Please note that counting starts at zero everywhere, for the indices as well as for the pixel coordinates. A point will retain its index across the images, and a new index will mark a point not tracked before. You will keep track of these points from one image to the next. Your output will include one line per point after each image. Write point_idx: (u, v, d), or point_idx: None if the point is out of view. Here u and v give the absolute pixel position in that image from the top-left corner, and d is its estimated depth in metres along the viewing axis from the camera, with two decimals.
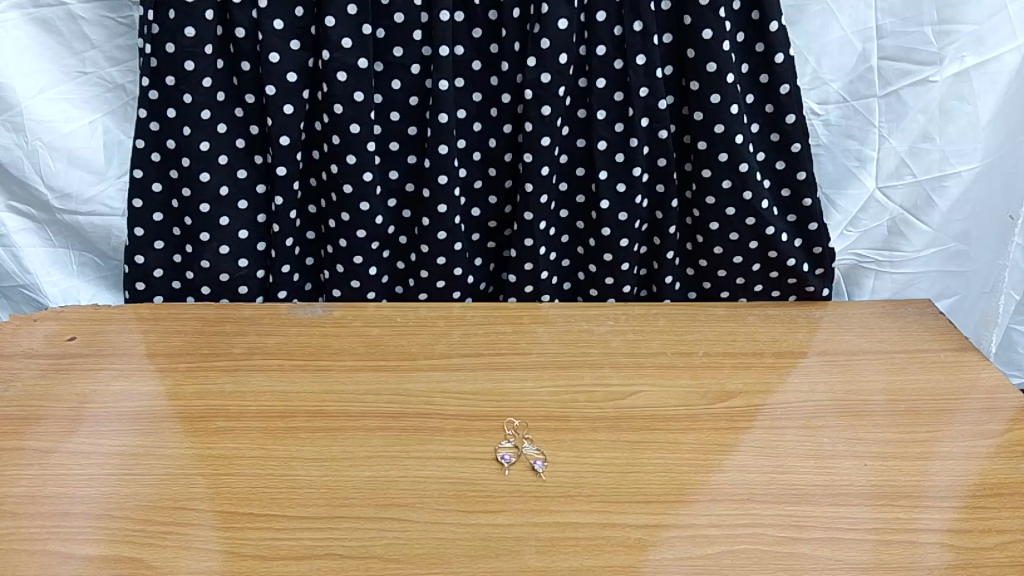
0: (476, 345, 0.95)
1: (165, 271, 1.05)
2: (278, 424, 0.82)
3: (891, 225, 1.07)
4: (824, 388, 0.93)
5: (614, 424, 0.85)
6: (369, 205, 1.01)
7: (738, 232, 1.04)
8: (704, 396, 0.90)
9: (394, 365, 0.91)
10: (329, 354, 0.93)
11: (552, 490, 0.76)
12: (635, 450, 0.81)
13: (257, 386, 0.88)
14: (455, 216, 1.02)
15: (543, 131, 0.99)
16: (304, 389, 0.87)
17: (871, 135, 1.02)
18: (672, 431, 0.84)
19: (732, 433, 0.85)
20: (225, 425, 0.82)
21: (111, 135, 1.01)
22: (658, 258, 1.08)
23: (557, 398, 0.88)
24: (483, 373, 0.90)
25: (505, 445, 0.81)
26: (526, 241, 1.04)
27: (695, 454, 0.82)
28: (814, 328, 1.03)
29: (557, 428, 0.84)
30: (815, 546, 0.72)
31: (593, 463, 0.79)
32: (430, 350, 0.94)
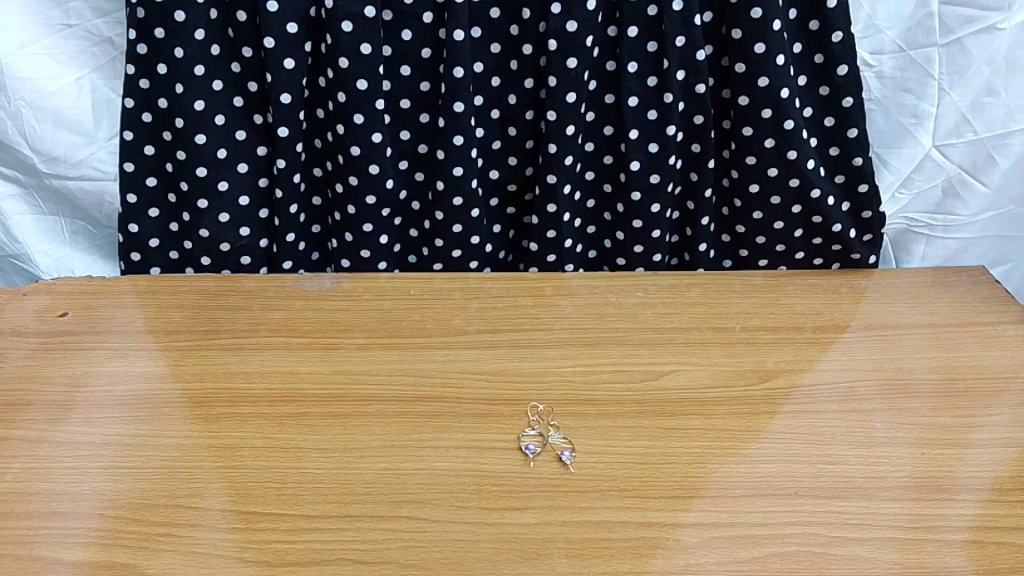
0: (495, 320, 0.88)
1: (161, 241, 0.97)
2: (284, 410, 0.76)
3: (946, 187, 0.99)
4: (872, 367, 0.85)
5: (646, 408, 0.78)
6: (379, 168, 0.93)
7: (780, 196, 0.95)
8: (744, 376, 0.83)
9: (407, 343, 0.85)
10: (336, 331, 0.86)
11: (581, 484, 0.70)
12: (670, 438, 0.75)
13: (260, 367, 0.81)
14: (472, 180, 0.94)
15: (567, 86, 0.90)
16: (311, 370, 0.81)
17: (929, 88, 0.93)
18: (710, 416, 0.78)
19: (776, 417, 0.78)
20: (226, 411, 0.76)
21: (99, 94, 0.94)
22: (692, 224, 1.00)
23: (583, 380, 0.81)
24: (503, 351, 0.84)
25: (528, 433, 0.74)
26: (548, 207, 0.97)
27: (734, 441, 0.75)
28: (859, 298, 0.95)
29: (584, 412, 0.77)
30: (872, 548, 0.66)
31: (625, 453, 0.73)
32: (446, 327, 0.87)
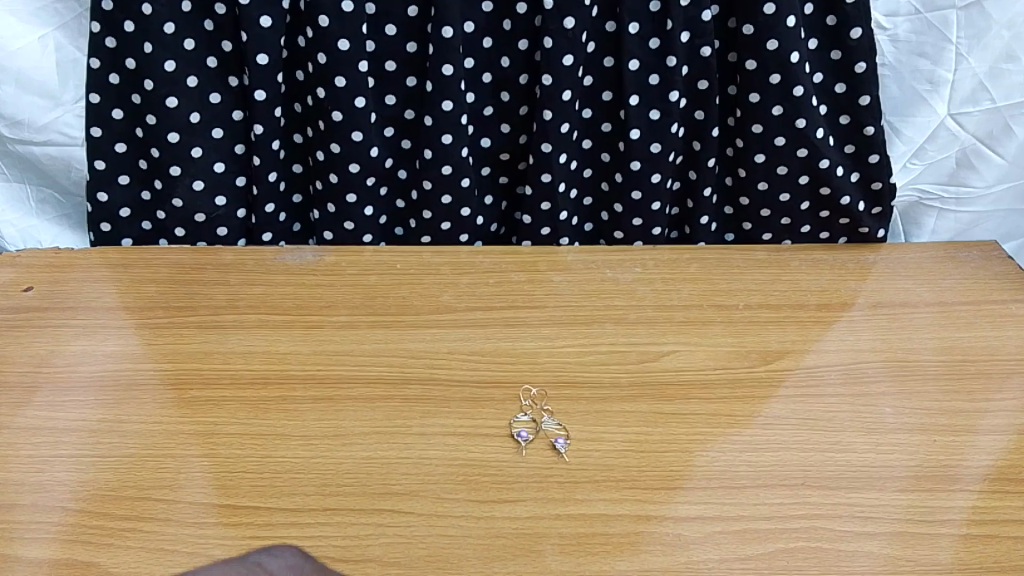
0: (485, 297, 0.83)
1: (133, 211, 0.92)
2: (260, 394, 0.71)
3: (960, 157, 0.94)
4: (882, 347, 0.81)
5: (644, 392, 0.74)
6: (362, 135, 0.88)
7: (787, 166, 0.91)
8: (748, 357, 0.79)
9: (392, 321, 0.80)
10: (318, 308, 0.81)
11: (577, 474, 0.66)
12: (670, 425, 0.71)
13: (236, 347, 0.77)
14: (462, 148, 0.89)
15: (564, 48, 0.85)
16: (289, 350, 0.76)
17: (946, 53, 0.88)
18: (713, 400, 0.74)
19: (782, 402, 0.74)
20: (198, 395, 0.71)
21: (64, 53, 0.88)
22: (693, 196, 0.95)
23: (578, 361, 0.77)
24: (494, 330, 0.79)
25: (520, 419, 0.70)
26: (543, 177, 0.91)
27: (737, 428, 0.71)
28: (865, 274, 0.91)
29: (578, 397, 0.73)
30: (884, 544, 0.62)
31: (623, 440, 0.69)
32: (434, 304, 0.82)
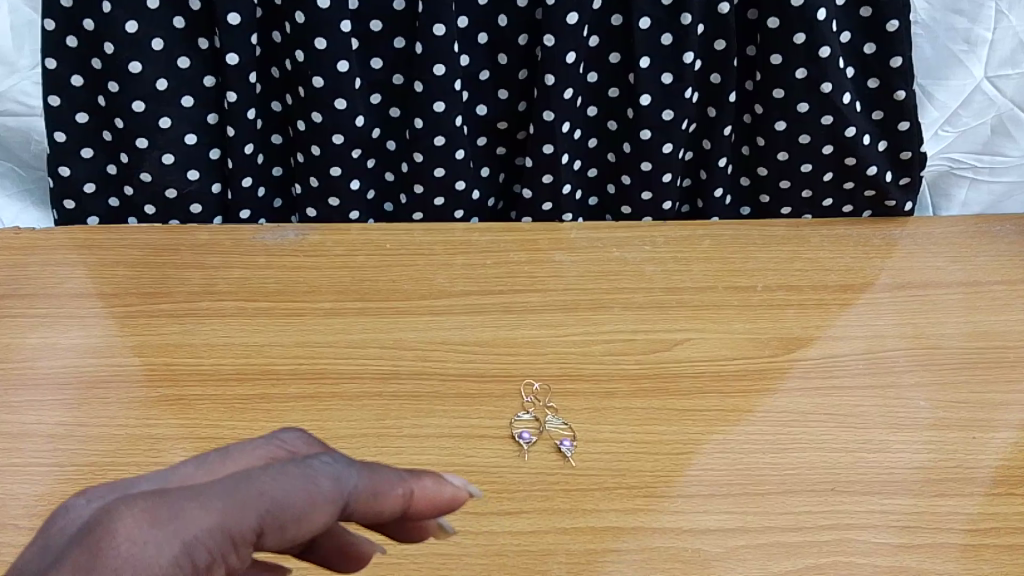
0: (481, 280, 0.77)
1: (98, 186, 0.85)
2: (239, 394, 0.65)
3: (996, 124, 0.88)
4: (914, 332, 0.75)
5: (656, 386, 0.68)
6: (347, 103, 0.80)
7: (809, 135, 0.84)
8: (769, 345, 0.73)
9: (382, 308, 0.73)
10: (300, 294, 0.75)
11: (584, 481, 0.60)
12: (685, 423, 0.65)
13: (211, 339, 0.70)
14: (456, 116, 0.82)
15: (568, 5, 0.77)
16: (269, 342, 0.70)
17: (986, 10, 0.81)
18: (732, 394, 0.68)
19: (807, 394, 0.68)
20: (169, 394, 0.65)
21: (19, 15, 0.79)
22: (707, 167, 0.88)
23: (584, 351, 0.70)
24: (493, 317, 0.73)
25: (522, 418, 0.64)
26: (544, 148, 0.84)
27: (759, 426, 0.65)
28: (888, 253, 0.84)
29: (584, 393, 0.67)
30: (923, 557, 0.57)
31: (635, 440, 0.63)
32: (426, 288, 0.76)
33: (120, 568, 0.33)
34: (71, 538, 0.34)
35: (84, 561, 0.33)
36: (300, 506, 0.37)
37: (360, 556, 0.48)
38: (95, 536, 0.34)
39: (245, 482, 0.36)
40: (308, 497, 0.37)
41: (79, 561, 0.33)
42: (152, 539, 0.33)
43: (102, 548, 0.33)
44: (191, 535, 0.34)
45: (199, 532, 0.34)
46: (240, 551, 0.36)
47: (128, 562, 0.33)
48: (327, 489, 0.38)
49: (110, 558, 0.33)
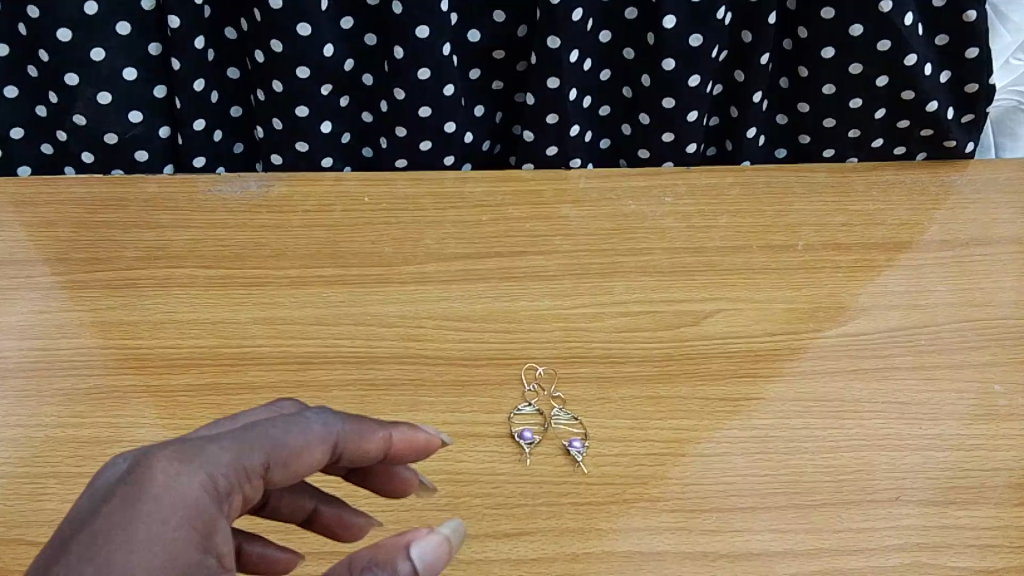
0: (475, 240, 0.65)
1: (27, 130, 0.75)
2: (188, 389, 0.55)
3: None
4: (984, 300, 0.64)
5: (684, 370, 0.57)
6: (313, 28, 0.68)
7: (861, 64, 0.71)
8: (816, 316, 0.61)
9: (358, 276, 0.63)
10: (262, 258, 0.64)
11: (599, 492, 0.50)
12: (719, 415, 0.54)
13: (156, 317, 0.59)
14: (444, 44, 0.69)
15: None
16: (223, 318, 0.59)
17: None
18: (773, 379, 0.57)
19: (861, 378, 0.57)
20: (104, 387, 0.55)
21: None
22: (738, 103, 0.76)
23: (598, 327, 0.60)
24: (490, 286, 0.62)
25: (523, 412, 0.54)
26: (549, 82, 0.72)
27: (808, 419, 0.55)
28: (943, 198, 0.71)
29: (598, 378, 0.56)
30: None
31: (658, 438, 0.53)
32: (410, 252, 0.64)
33: (159, 501, 0.33)
34: (102, 488, 0.34)
35: (124, 500, 0.33)
36: (300, 444, 0.38)
37: (360, 529, 0.46)
38: (128, 480, 0.33)
39: (254, 426, 0.37)
40: (306, 437, 0.38)
41: (118, 502, 0.33)
42: (186, 472, 0.34)
43: (140, 486, 0.33)
44: (218, 468, 0.34)
45: (224, 465, 0.35)
46: (256, 487, 0.36)
47: (165, 495, 0.33)
48: (321, 432, 0.39)
49: (149, 492, 0.33)
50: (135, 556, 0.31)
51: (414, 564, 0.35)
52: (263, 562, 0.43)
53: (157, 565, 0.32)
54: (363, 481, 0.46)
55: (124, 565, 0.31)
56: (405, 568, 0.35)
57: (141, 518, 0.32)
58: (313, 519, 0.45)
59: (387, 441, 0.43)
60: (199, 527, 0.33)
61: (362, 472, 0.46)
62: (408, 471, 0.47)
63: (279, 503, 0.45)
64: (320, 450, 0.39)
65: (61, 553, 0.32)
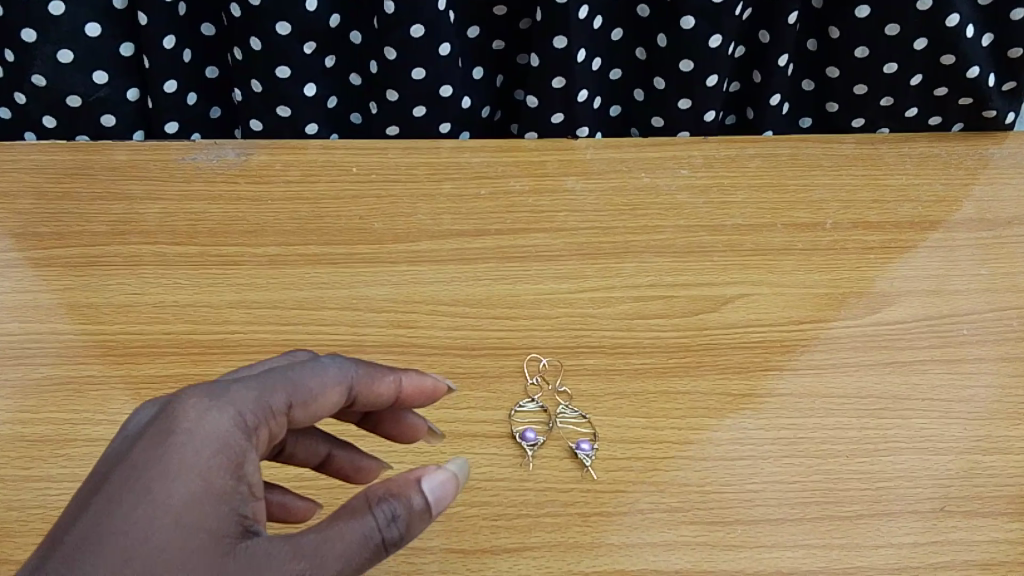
0: (473, 215, 0.59)
1: None
2: (154, 382, 0.50)
3: None
4: None
5: (703, 362, 0.51)
6: None
7: (900, 24, 0.66)
8: (849, 301, 0.56)
9: (344, 254, 0.57)
10: (238, 235, 0.58)
11: (610, 502, 0.45)
12: (743, 414, 0.49)
13: (120, 300, 0.54)
14: None
15: None
16: (194, 302, 0.54)
17: None
18: (802, 373, 0.51)
19: (898, 372, 0.52)
20: (60, 378, 0.50)
21: None
22: (761, 67, 0.70)
23: (608, 314, 0.54)
24: (489, 267, 0.56)
25: (526, 409, 0.49)
26: (555, 41, 0.66)
27: (841, 417, 0.49)
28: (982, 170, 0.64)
29: (608, 371, 0.51)
30: None
31: (675, 440, 0.47)
32: (401, 228, 0.58)
33: (190, 436, 0.32)
34: (134, 430, 0.33)
35: (155, 439, 0.32)
36: (319, 388, 0.36)
37: (375, 473, 0.44)
38: (160, 419, 0.32)
39: (275, 368, 0.36)
40: (323, 379, 0.37)
41: (149, 439, 0.32)
42: (214, 409, 0.33)
43: (171, 424, 0.32)
44: (245, 404, 0.33)
45: (251, 402, 0.34)
46: (281, 427, 0.35)
47: (195, 430, 0.32)
48: (338, 375, 0.38)
49: (180, 428, 0.32)
50: (170, 489, 0.31)
51: (426, 497, 0.34)
52: (282, 511, 0.41)
53: (192, 497, 0.31)
54: (375, 425, 0.44)
55: (162, 498, 0.30)
56: (421, 501, 0.34)
57: (173, 453, 0.31)
58: (325, 465, 0.43)
59: (400, 385, 0.41)
60: (232, 461, 0.32)
61: (373, 417, 0.43)
62: (417, 416, 0.44)
63: (287, 451, 0.42)
64: (337, 393, 0.37)
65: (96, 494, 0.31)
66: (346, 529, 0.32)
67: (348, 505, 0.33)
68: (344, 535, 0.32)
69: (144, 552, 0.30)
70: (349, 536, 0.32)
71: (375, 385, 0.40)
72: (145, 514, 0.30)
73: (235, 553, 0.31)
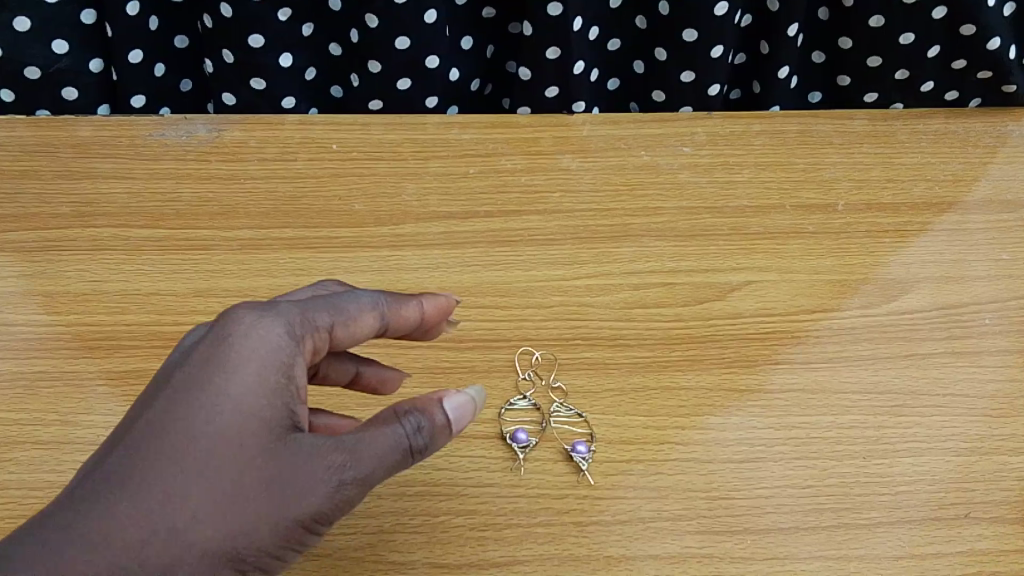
0: (461, 196, 0.55)
1: None
2: (113, 378, 0.46)
3: None
4: None
5: (708, 355, 0.48)
6: None
7: None
8: (865, 289, 0.52)
9: (322, 238, 0.53)
10: (208, 217, 0.54)
11: (607, 509, 0.41)
12: (752, 412, 0.45)
13: (79, 288, 0.50)
14: None
15: None
16: (159, 290, 0.50)
17: None
18: (815, 367, 0.48)
19: (918, 366, 0.48)
20: (11, 373, 0.46)
21: None
22: (769, 37, 0.66)
23: (606, 303, 0.50)
24: (478, 252, 0.52)
25: (517, 407, 0.45)
26: (550, 7, 0.61)
27: (857, 415, 0.46)
28: (1003, 148, 0.60)
29: (606, 365, 0.47)
30: None
31: (679, 441, 0.44)
32: (383, 210, 0.54)
33: (243, 344, 0.33)
34: (187, 346, 0.35)
35: (210, 346, 0.33)
36: (356, 313, 0.38)
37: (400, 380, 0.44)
38: (213, 329, 0.34)
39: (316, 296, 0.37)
40: (359, 306, 0.38)
41: (205, 343, 0.34)
42: (265, 320, 0.34)
43: (224, 332, 0.34)
44: (293, 317, 0.35)
45: (298, 316, 0.35)
46: (323, 347, 0.36)
47: (248, 338, 0.33)
48: (372, 304, 0.39)
49: (232, 337, 0.33)
50: (227, 384, 0.32)
51: (446, 415, 0.36)
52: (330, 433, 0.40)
53: (246, 393, 0.32)
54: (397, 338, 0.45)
55: (218, 400, 0.32)
56: (442, 418, 0.36)
57: (228, 354, 0.33)
58: (353, 384, 0.43)
59: (422, 312, 0.41)
60: (283, 366, 0.33)
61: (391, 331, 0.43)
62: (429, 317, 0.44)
63: (320, 372, 0.42)
64: (365, 319, 0.38)
65: (161, 389, 0.33)
66: (378, 435, 0.34)
67: (378, 416, 0.35)
68: (377, 438, 0.34)
69: (205, 440, 0.31)
70: (381, 442, 0.34)
71: (399, 312, 0.40)
72: (204, 406, 0.32)
73: (284, 444, 0.32)
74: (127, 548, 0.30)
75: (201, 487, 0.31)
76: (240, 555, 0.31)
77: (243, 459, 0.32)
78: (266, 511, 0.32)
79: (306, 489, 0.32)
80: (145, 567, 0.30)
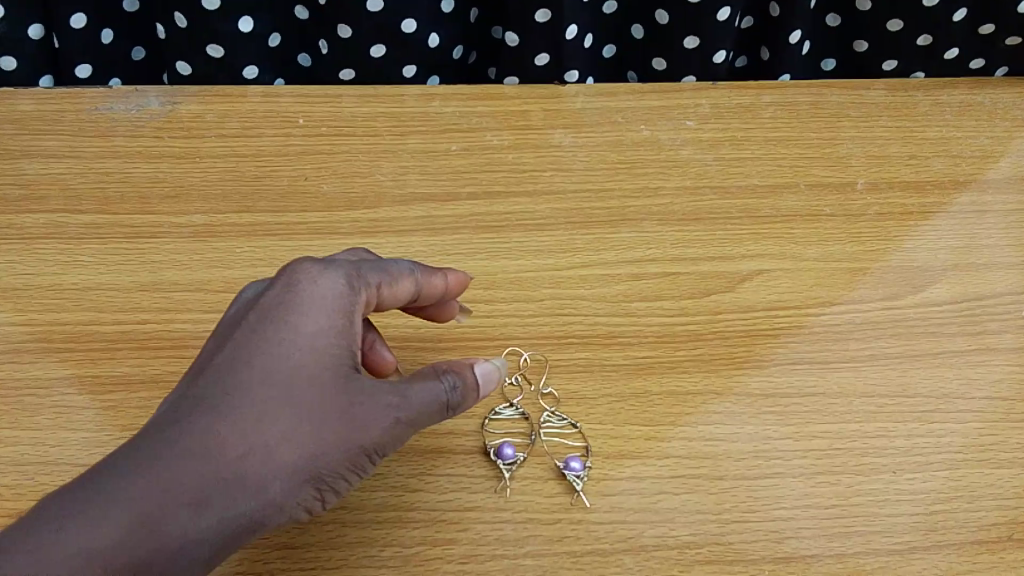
0: (441, 175, 0.50)
1: None
2: (46, 386, 0.40)
3: None
4: None
5: (717, 354, 0.43)
6: None
7: None
8: (888, 278, 0.47)
9: (286, 224, 0.47)
10: (158, 200, 0.48)
11: (606, 537, 0.36)
12: (767, 420, 0.40)
13: (11, 281, 0.44)
14: None
15: None
16: (101, 284, 0.44)
17: None
18: (835, 367, 0.43)
19: (949, 365, 0.43)
20: None
21: None
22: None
23: (603, 295, 0.45)
24: (461, 239, 0.47)
25: (503, 417, 0.41)
26: None
27: (884, 423, 0.41)
28: None
29: (603, 367, 0.42)
30: None
31: (685, 456, 0.39)
32: (355, 192, 0.49)
33: (311, 289, 0.33)
34: (249, 298, 0.35)
35: (279, 292, 0.33)
36: (402, 274, 0.37)
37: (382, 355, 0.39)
38: (280, 278, 0.34)
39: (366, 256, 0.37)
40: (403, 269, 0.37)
41: (273, 289, 0.34)
42: (328, 269, 0.34)
43: (291, 280, 0.34)
44: (352, 269, 0.35)
45: (357, 269, 0.35)
46: (376, 303, 0.36)
47: (315, 283, 0.34)
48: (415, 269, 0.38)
49: (300, 283, 0.34)
50: (301, 321, 0.32)
51: (477, 376, 0.35)
52: None
53: (320, 331, 0.32)
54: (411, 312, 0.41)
55: (294, 336, 0.32)
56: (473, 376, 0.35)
57: (300, 296, 0.33)
58: None
59: (449, 284, 0.39)
60: (347, 312, 0.33)
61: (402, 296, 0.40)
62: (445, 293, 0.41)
63: None
64: (403, 283, 0.37)
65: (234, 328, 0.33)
66: (423, 384, 0.34)
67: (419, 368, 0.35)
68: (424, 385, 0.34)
69: (284, 371, 0.31)
70: (428, 389, 0.34)
71: (432, 281, 0.38)
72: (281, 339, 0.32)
73: (354, 378, 0.32)
74: (223, 463, 0.30)
75: (284, 414, 0.31)
76: (322, 477, 0.31)
77: (320, 390, 0.31)
78: (339, 440, 0.31)
79: (372, 423, 0.32)
80: (239, 483, 0.30)
